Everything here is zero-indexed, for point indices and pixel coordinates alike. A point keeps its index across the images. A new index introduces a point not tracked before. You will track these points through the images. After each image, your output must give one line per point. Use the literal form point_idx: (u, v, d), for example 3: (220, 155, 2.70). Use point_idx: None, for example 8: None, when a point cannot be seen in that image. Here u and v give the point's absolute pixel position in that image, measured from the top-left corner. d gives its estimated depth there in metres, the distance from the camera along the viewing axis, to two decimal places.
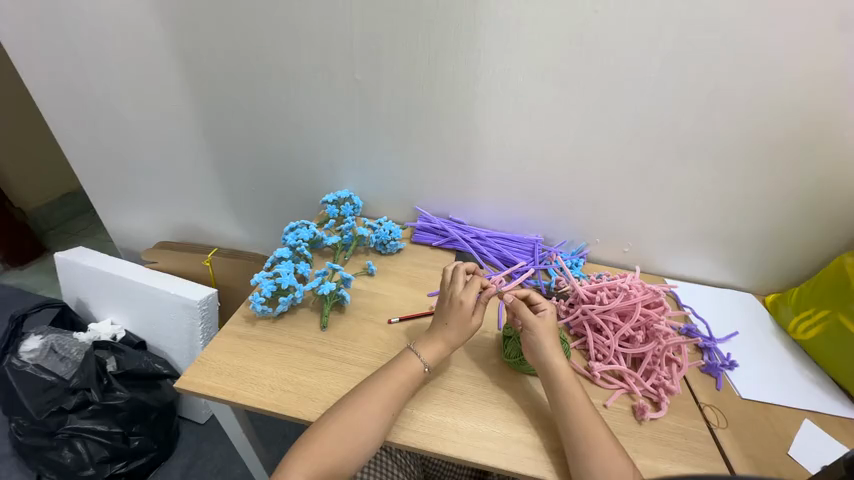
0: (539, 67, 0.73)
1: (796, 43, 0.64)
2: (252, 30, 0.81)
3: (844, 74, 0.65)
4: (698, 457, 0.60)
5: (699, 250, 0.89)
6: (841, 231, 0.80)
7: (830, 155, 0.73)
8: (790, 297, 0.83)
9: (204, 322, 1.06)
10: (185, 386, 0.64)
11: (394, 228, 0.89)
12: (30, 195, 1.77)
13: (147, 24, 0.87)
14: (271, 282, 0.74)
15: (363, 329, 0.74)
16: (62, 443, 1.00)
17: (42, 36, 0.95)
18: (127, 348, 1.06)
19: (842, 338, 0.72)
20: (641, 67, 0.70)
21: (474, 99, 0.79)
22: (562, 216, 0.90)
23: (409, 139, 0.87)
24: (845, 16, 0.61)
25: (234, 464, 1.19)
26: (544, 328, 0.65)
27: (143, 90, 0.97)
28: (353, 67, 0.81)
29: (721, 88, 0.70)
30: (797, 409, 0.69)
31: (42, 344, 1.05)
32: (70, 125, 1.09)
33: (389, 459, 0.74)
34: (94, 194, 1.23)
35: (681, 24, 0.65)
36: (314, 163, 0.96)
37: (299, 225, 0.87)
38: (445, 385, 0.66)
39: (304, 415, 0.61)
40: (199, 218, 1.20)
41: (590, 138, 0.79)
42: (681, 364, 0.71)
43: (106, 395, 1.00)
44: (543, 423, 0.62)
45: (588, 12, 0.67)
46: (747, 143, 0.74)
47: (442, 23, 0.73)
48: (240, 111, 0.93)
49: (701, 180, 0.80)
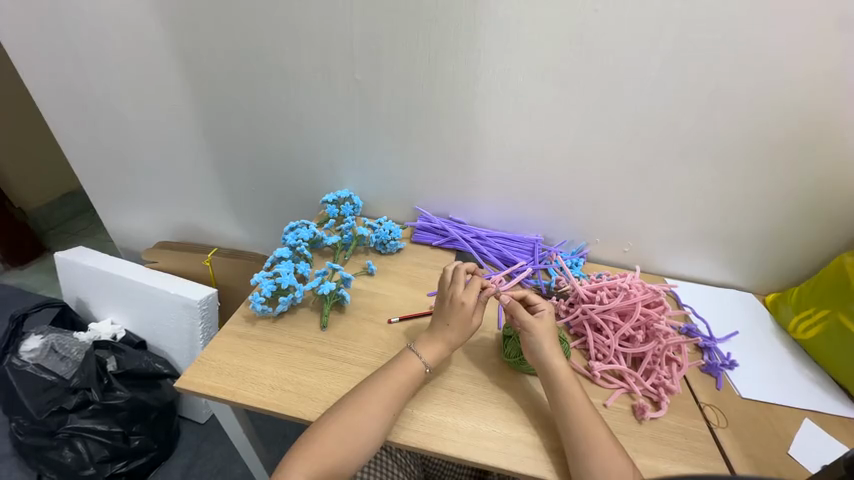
0: (539, 67, 0.73)
1: (796, 43, 0.64)
2: (252, 30, 0.81)
3: (845, 74, 0.65)
4: (697, 457, 0.60)
5: (699, 249, 0.89)
6: (841, 231, 0.80)
7: (830, 155, 0.72)
8: (790, 297, 0.83)
9: (204, 322, 1.06)
10: (185, 386, 0.64)
11: (394, 228, 0.89)
12: (31, 195, 1.77)
13: (146, 24, 0.87)
14: (271, 282, 0.74)
15: (363, 329, 0.74)
16: (62, 442, 1.00)
17: (42, 36, 0.95)
18: (127, 348, 1.06)
19: (842, 338, 0.72)
20: (640, 67, 0.70)
21: (474, 99, 0.79)
22: (562, 216, 0.90)
23: (409, 139, 0.87)
24: (845, 15, 0.61)
25: (234, 464, 1.19)
26: (542, 329, 0.65)
27: (142, 90, 0.97)
28: (353, 66, 0.81)
29: (721, 87, 0.70)
30: (797, 409, 0.69)
31: (42, 343, 1.05)
32: (70, 124, 1.09)
33: (389, 459, 0.74)
34: (93, 194, 1.23)
35: (681, 24, 0.65)
36: (314, 162, 0.96)
37: (299, 224, 0.87)
38: (445, 385, 0.66)
39: (304, 415, 0.61)
40: (199, 218, 1.20)
41: (590, 137, 0.79)
42: (680, 364, 0.71)
43: (106, 395, 1.00)
44: (542, 423, 0.62)
45: (588, 12, 0.67)
46: (747, 143, 0.74)
47: (442, 23, 0.73)
48: (239, 111, 0.93)
49: (701, 180, 0.80)
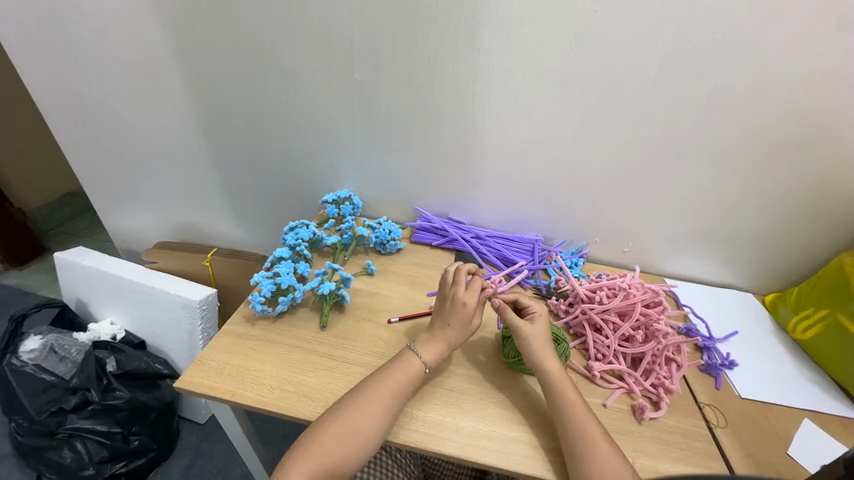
0: (539, 67, 0.73)
1: (795, 43, 0.64)
2: (252, 29, 0.81)
3: (844, 74, 0.65)
4: (697, 457, 0.60)
5: (698, 249, 0.89)
6: (841, 231, 0.80)
7: (829, 155, 0.73)
8: (790, 296, 0.83)
9: (204, 323, 1.06)
10: (185, 385, 0.64)
11: (394, 228, 0.89)
12: (30, 195, 1.77)
13: (147, 23, 0.87)
14: (271, 282, 0.74)
15: (363, 329, 0.74)
16: (62, 443, 1.00)
17: (42, 36, 0.95)
18: (127, 348, 1.05)
19: (841, 337, 0.72)
20: (639, 68, 0.70)
21: (473, 99, 0.79)
22: (562, 216, 0.90)
23: (409, 139, 0.87)
24: (844, 16, 0.61)
25: (233, 464, 1.19)
26: (531, 332, 0.65)
27: (142, 89, 0.97)
28: (353, 67, 0.81)
29: (721, 87, 0.70)
30: (797, 409, 0.69)
31: (42, 344, 1.04)
32: (69, 124, 1.09)
33: (389, 459, 0.73)
34: (93, 193, 1.23)
35: (681, 24, 0.65)
36: (314, 162, 0.96)
37: (299, 224, 0.87)
38: (445, 385, 0.66)
39: (304, 415, 0.61)
40: (198, 218, 1.20)
41: (590, 137, 0.79)
42: (680, 364, 0.72)
43: (106, 395, 1.00)
44: (541, 422, 0.62)
45: (588, 12, 0.67)
46: (747, 144, 0.74)
47: (442, 23, 0.73)
48: (240, 111, 0.93)
49: (701, 180, 0.80)
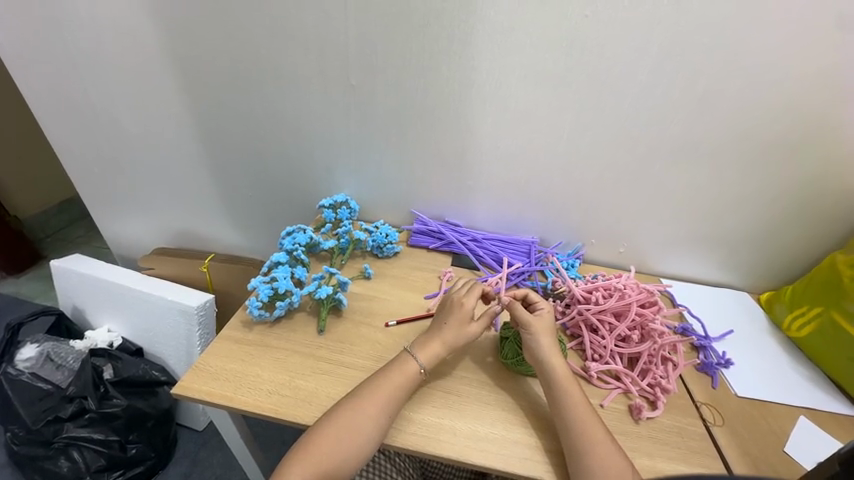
0: (533, 71, 0.74)
1: (785, 45, 0.65)
2: (248, 35, 0.82)
3: (833, 73, 0.66)
4: (696, 456, 0.60)
5: (694, 250, 0.89)
6: (838, 226, 0.80)
7: (820, 152, 0.73)
8: (784, 295, 0.83)
9: (202, 328, 1.06)
10: (184, 391, 0.64)
11: (391, 231, 0.90)
12: (26, 204, 1.77)
13: (142, 29, 0.87)
14: (268, 287, 0.74)
15: (361, 333, 0.75)
16: (59, 452, 0.99)
17: (39, 45, 0.95)
18: (124, 356, 1.06)
19: (835, 335, 0.72)
20: (631, 72, 0.71)
21: (468, 103, 0.80)
22: (558, 218, 0.91)
23: (406, 142, 0.88)
24: (837, 15, 0.62)
25: (232, 470, 1.18)
26: (540, 327, 0.66)
27: (139, 95, 0.97)
28: (349, 72, 0.82)
29: (711, 90, 0.71)
30: (794, 408, 0.70)
31: (38, 352, 1.05)
32: (66, 131, 1.09)
33: (387, 462, 0.73)
34: (90, 200, 1.23)
35: (670, 30, 0.67)
36: (311, 167, 0.97)
37: (296, 228, 0.86)
38: (442, 387, 0.66)
39: (301, 419, 0.62)
40: (195, 223, 1.20)
41: (586, 140, 0.80)
42: (676, 363, 0.72)
43: (103, 403, 0.99)
44: (541, 423, 0.62)
45: (579, 17, 0.68)
46: (738, 145, 0.75)
47: (435, 28, 0.73)
48: (237, 116, 0.93)
49: (694, 181, 0.80)
